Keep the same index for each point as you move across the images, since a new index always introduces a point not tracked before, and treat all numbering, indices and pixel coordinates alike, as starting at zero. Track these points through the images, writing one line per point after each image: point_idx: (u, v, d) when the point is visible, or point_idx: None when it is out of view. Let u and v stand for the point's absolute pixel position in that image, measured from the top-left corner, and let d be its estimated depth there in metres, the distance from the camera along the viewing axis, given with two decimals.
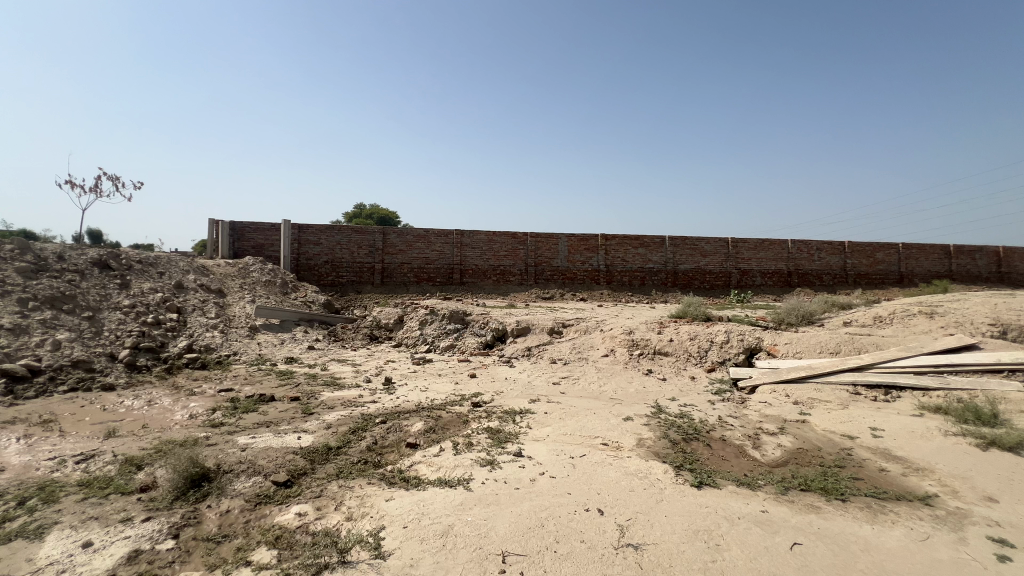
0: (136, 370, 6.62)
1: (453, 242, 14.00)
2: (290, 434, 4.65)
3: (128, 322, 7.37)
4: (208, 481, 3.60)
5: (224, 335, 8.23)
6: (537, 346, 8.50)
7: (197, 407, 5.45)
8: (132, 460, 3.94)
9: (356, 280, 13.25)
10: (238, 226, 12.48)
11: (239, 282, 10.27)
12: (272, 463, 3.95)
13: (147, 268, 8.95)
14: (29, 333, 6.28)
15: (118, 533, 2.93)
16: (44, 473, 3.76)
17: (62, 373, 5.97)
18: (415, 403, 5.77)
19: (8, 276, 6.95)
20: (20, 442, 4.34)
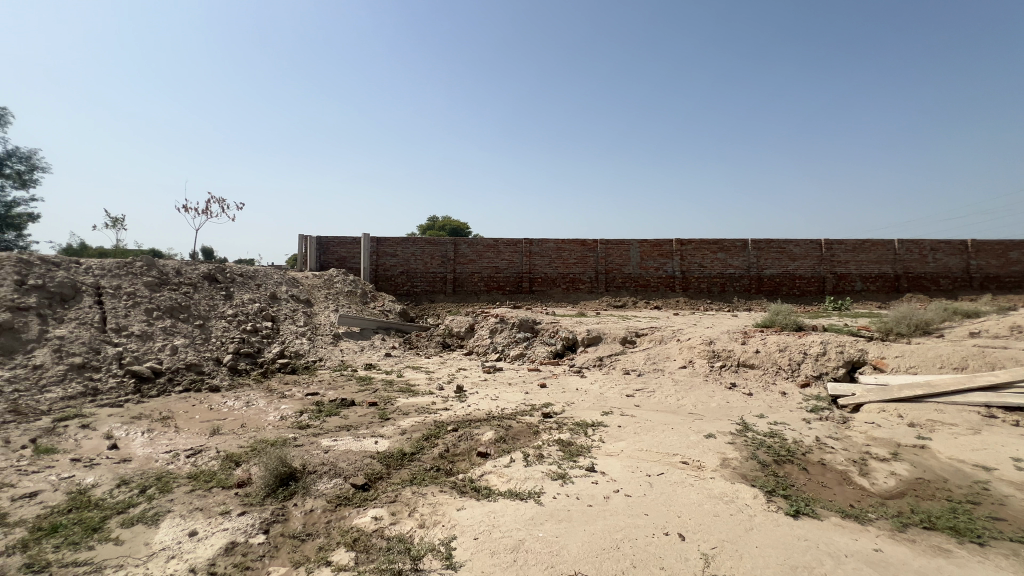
0: (237, 373, 7.30)
1: (522, 251, 14.06)
2: (368, 438, 4.84)
3: (231, 330, 8.17)
4: (295, 480, 3.83)
5: (311, 342, 8.86)
6: (609, 356, 8.24)
7: (287, 409, 5.87)
8: (231, 457, 4.31)
9: (430, 290, 13.73)
10: (324, 240, 13.45)
11: (324, 292, 11.02)
12: (352, 466, 4.13)
13: (247, 281, 9.88)
14: (154, 339, 7.17)
15: (217, 525, 3.18)
16: (160, 465, 4.21)
17: (178, 375, 6.72)
18: (485, 412, 5.79)
19: (138, 289, 7.97)
20: (143, 436, 4.91)
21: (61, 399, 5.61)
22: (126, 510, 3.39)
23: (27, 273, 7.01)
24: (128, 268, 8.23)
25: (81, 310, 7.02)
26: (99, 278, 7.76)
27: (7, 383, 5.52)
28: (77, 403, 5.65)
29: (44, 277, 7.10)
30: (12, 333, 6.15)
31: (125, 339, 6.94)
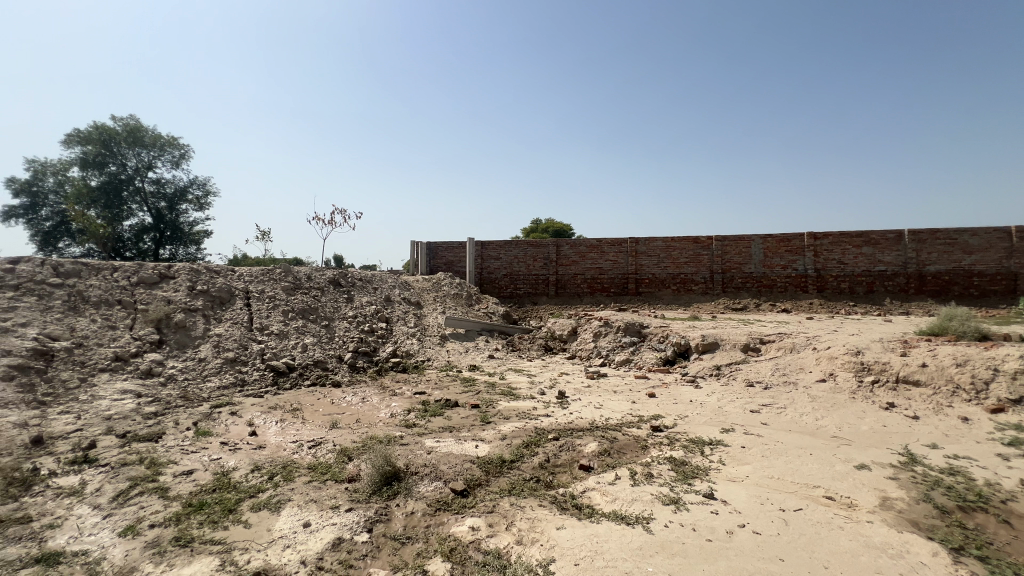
0: (356, 370, 7.90)
1: (628, 251, 13.39)
2: (469, 442, 4.83)
3: (351, 330, 8.88)
4: (398, 480, 3.91)
5: (421, 342, 9.30)
6: (728, 365, 7.39)
7: (396, 407, 6.14)
8: (345, 451, 4.57)
9: (532, 292, 13.70)
10: (433, 246, 14.14)
11: (433, 294, 11.54)
12: (452, 470, 4.11)
13: (366, 284, 10.68)
14: (289, 338, 8.04)
15: (327, 519, 3.33)
16: (287, 454, 4.61)
17: (307, 370, 7.45)
18: (588, 421, 5.48)
19: (277, 292, 9.00)
20: (276, 425, 5.46)
21: (218, 387, 6.51)
22: (256, 494, 3.73)
23: (195, 279, 8.29)
24: (271, 274, 9.33)
25: (234, 311, 8.11)
26: (248, 282, 8.91)
27: (180, 373, 6.56)
28: (229, 392, 6.51)
29: (208, 283, 8.33)
30: (184, 331, 7.30)
31: (267, 337, 7.88)
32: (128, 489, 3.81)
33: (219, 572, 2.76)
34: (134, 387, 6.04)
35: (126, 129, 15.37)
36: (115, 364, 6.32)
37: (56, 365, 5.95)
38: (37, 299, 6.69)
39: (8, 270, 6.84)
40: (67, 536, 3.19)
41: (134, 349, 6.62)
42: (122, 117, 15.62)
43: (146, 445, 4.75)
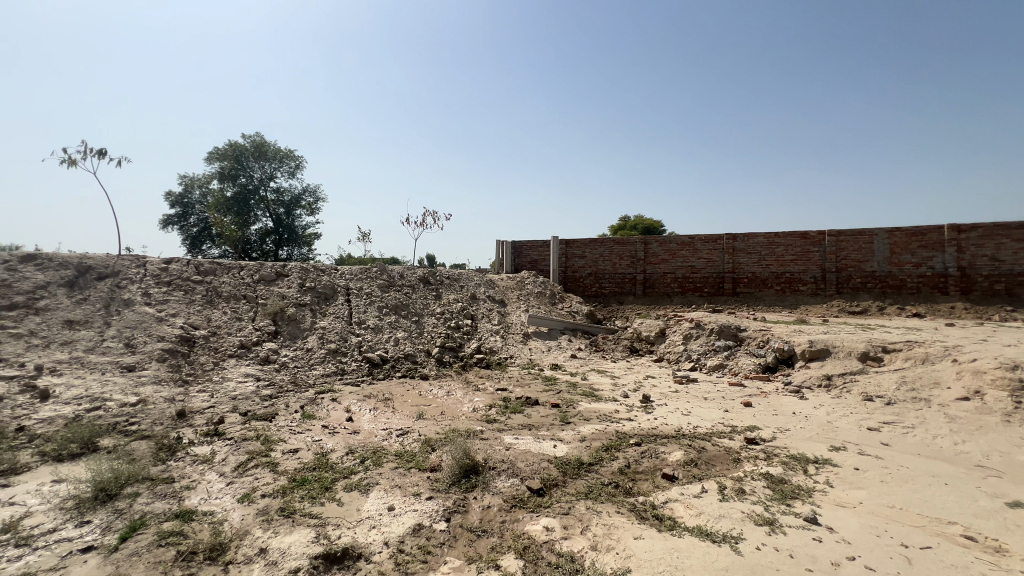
0: (442, 364, 8.27)
1: (724, 248, 12.47)
2: (547, 441, 4.80)
3: (439, 326, 9.29)
4: (477, 473, 4.01)
5: (504, 340, 9.46)
6: (841, 375, 6.57)
7: (479, 402, 6.31)
8: (429, 441, 4.79)
9: (618, 291, 13.27)
10: (518, 245, 14.30)
11: (517, 293, 11.67)
12: (530, 468, 4.12)
13: (453, 282, 11.10)
14: (383, 331, 8.64)
15: (409, 505, 3.51)
16: (377, 440, 4.94)
17: (398, 363, 7.94)
18: (674, 428, 5.18)
19: (374, 289, 9.69)
20: (369, 413, 5.87)
21: (322, 375, 7.19)
22: (348, 476, 4.04)
23: (305, 277, 9.20)
24: (368, 273, 10.06)
25: (336, 306, 8.88)
26: (349, 280, 9.69)
27: (291, 361, 7.34)
28: (331, 379, 7.16)
29: (315, 281, 9.21)
30: (295, 324, 8.15)
31: (364, 331, 8.53)
32: (247, 461, 4.34)
33: (314, 544, 3.02)
34: (255, 371, 6.87)
35: (254, 145, 17.56)
36: (240, 351, 7.24)
37: (196, 350, 6.96)
38: (183, 293, 7.87)
39: (163, 268, 8.13)
40: (198, 497, 3.71)
41: (255, 338, 7.53)
42: (251, 135, 17.85)
43: (263, 423, 5.37)
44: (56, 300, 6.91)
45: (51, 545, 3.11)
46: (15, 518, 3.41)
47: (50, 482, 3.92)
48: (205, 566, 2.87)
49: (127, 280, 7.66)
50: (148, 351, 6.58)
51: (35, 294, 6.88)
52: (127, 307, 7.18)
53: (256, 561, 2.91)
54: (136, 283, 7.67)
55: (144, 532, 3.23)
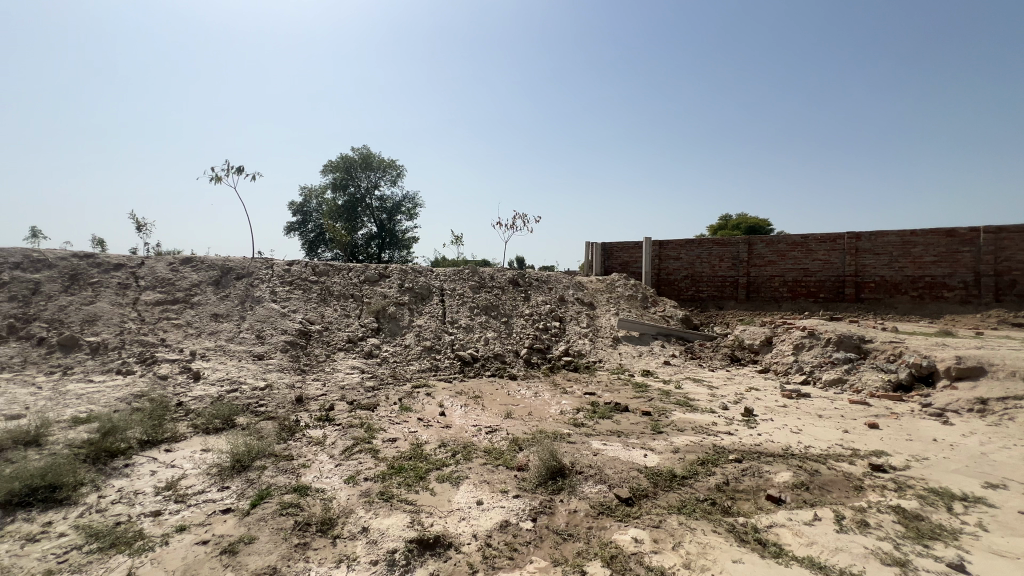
0: (530, 365, 8.36)
1: (845, 248, 11.08)
2: (637, 449, 4.63)
3: (527, 327, 9.41)
4: (563, 476, 3.98)
5: (593, 343, 9.32)
6: (1000, 399, 5.52)
7: (566, 405, 6.27)
8: (516, 441, 4.86)
9: (717, 295, 12.31)
10: (608, 246, 13.88)
11: (607, 295, 11.40)
12: (618, 476, 4.00)
13: (542, 284, 11.14)
14: (474, 331, 8.95)
15: (497, 501, 3.59)
16: (468, 435, 5.12)
17: (488, 362, 8.19)
18: (781, 446, 4.72)
19: (466, 289, 10.07)
20: (461, 409, 6.11)
21: (418, 370, 7.64)
22: (440, 467, 4.24)
23: (404, 278, 9.84)
24: (461, 274, 10.47)
25: (431, 306, 9.38)
26: (443, 281, 10.17)
27: (391, 356, 7.90)
28: (426, 375, 7.59)
29: (413, 281, 9.81)
30: (395, 321, 8.75)
31: (456, 330, 8.91)
32: (352, 446, 4.75)
33: (409, 528, 3.21)
34: (360, 364, 7.50)
35: (361, 157, 19.18)
36: (348, 345, 7.94)
37: (311, 343, 7.77)
38: (302, 292, 8.82)
39: (286, 269, 9.19)
40: (312, 475, 4.14)
41: (360, 334, 8.21)
42: (359, 147, 19.51)
43: (366, 412, 5.85)
44: (206, 296, 8.13)
45: (200, 504, 3.66)
46: (174, 478, 4.07)
47: (199, 450, 4.63)
48: (316, 537, 3.19)
49: (258, 279, 8.77)
50: (274, 342, 7.49)
51: (191, 291, 8.17)
52: (258, 303, 8.24)
53: (358, 538, 3.17)
54: (265, 282, 8.75)
55: (269, 501, 3.67)
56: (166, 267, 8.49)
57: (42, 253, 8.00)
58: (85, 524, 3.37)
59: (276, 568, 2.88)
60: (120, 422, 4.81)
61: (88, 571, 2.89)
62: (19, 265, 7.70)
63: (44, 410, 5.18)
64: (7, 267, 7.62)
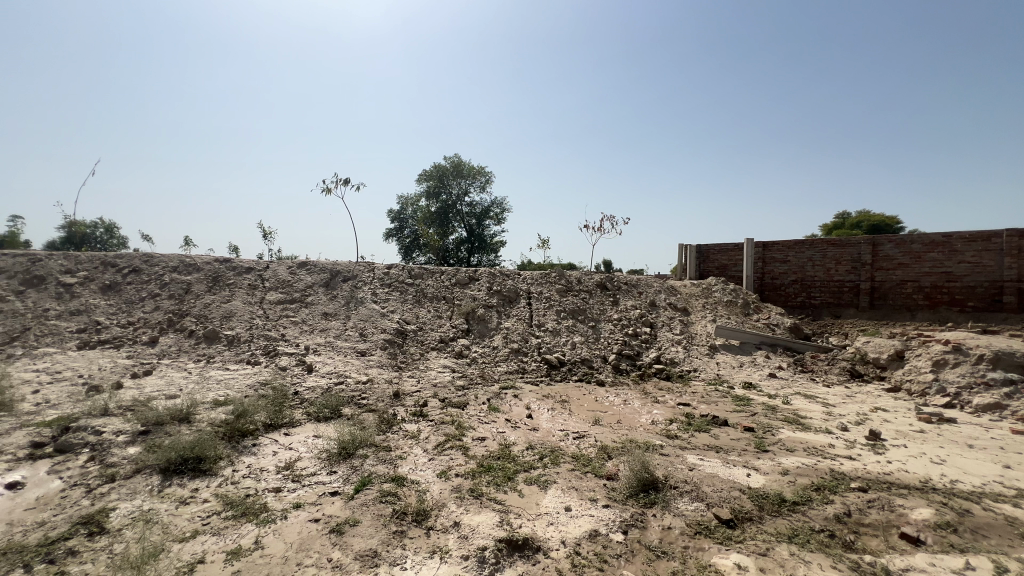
0: (619, 372, 8.13)
1: (1002, 249, 9.35)
2: (739, 467, 4.28)
3: (616, 332, 9.15)
4: (656, 490, 3.79)
5: (687, 351, 8.82)
6: None
7: (658, 415, 5.98)
8: (605, 449, 4.73)
9: (834, 302, 10.98)
10: (704, 248, 12.89)
11: (702, 300, 10.72)
12: (717, 495, 3.72)
13: (632, 288, 10.77)
14: (561, 335, 8.90)
15: (585, 509, 3.51)
16: (555, 440, 5.09)
17: (575, 366, 8.11)
18: (918, 478, 4.08)
19: (553, 292, 10.03)
20: (548, 413, 6.10)
21: (506, 371, 7.78)
22: (528, 469, 4.26)
23: (493, 281, 10.07)
24: (547, 277, 10.45)
25: (519, 308, 9.50)
26: (531, 284, 10.23)
27: (480, 357, 8.13)
28: (513, 376, 7.70)
29: (501, 285, 10.00)
30: (483, 323, 9.00)
31: (543, 333, 8.93)
32: (444, 442, 4.95)
33: (498, 528, 3.26)
34: (451, 364, 7.81)
35: (453, 165, 20.08)
36: (440, 344, 8.31)
37: (407, 341, 8.26)
38: (399, 293, 9.41)
39: (386, 272, 9.87)
40: (408, 467, 4.37)
41: (451, 334, 8.56)
42: (451, 156, 20.41)
43: (457, 410, 6.07)
44: (318, 296, 9.00)
45: (312, 485, 4.04)
46: (292, 459, 4.53)
47: (311, 436, 5.11)
48: (412, 527, 3.35)
49: (361, 282, 9.51)
50: (374, 340, 8.07)
51: (306, 291, 9.09)
52: (361, 303, 8.94)
53: (450, 531, 3.28)
54: (368, 284, 9.47)
55: (370, 488, 3.94)
56: (286, 270, 9.54)
57: (192, 259, 9.41)
58: (222, 493, 3.88)
59: (376, 552, 3.07)
60: (249, 406, 5.47)
61: (225, 534, 3.32)
62: (176, 269, 9.13)
63: (192, 392, 6.06)
64: (168, 271, 9.07)
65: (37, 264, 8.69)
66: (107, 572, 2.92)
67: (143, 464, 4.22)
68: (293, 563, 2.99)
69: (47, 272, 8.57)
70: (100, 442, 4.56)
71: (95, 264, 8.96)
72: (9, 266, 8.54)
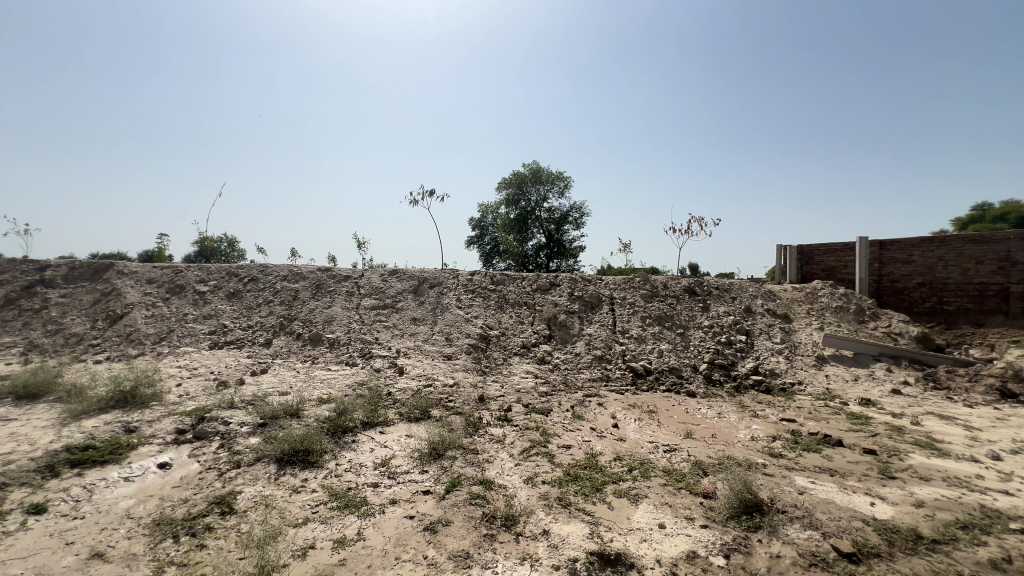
0: (711, 382, 7.65)
1: None
2: (859, 494, 3.80)
3: (707, 340, 8.63)
4: (761, 513, 3.48)
5: (790, 361, 8.07)
6: None
7: (758, 431, 5.52)
8: (700, 464, 4.46)
9: (974, 309, 9.46)
10: (807, 249, 11.70)
11: (807, 306, 9.76)
12: (835, 524, 3.33)
13: (724, 293, 10.08)
14: (647, 342, 8.57)
15: (681, 527, 3.32)
16: (644, 452, 4.89)
17: (662, 376, 7.77)
18: None
19: (637, 298, 9.68)
20: (635, 423, 5.88)
21: (589, 379, 7.64)
22: (618, 481, 4.12)
23: (574, 286, 9.96)
24: (631, 282, 10.09)
25: (601, 314, 9.31)
26: (613, 289, 9.97)
27: (562, 363, 8.08)
28: (597, 384, 7.54)
29: (582, 290, 9.87)
30: (565, 329, 8.94)
31: (628, 340, 8.66)
32: (529, 448, 4.96)
33: (589, 540, 3.18)
34: (533, 369, 7.85)
35: (532, 172, 20.27)
36: (522, 350, 8.38)
37: (491, 347, 8.42)
38: (482, 299, 9.64)
39: (469, 279, 10.16)
40: (495, 471, 4.44)
41: (533, 340, 8.60)
42: (530, 163, 20.60)
43: (541, 416, 6.06)
44: (407, 302, 9.51)
45: (406, 482, 4.25)
46: (388, 457, 4.80)
47: (404, 435, 5.38)
48: (502, 531, 3.38)
49: (447, 288, 9.88)
50: (460, 344, 8.35)
51: (396, 297, 9.65)
52: (447, 309, 9.29)
53: (540, 539, 3.26)
54: (452, 291, 9.81)
55: (460, 489, 4.05)
56: (379, 278, 10.20)
57: (299, 268, 10.39)
58: (328, 484, 4.21)
59: (469, 553, 3.14)
60: (349, 405, 5.90)
61: (331, 523, 3.59)
62: (286, 277, 10.15)
63: (300, 390, 6.66)
64: (280, 279, 10.11)
65: (179, 274, 10.11)
66: (236, 548, 3.28)
67: (262, 454, 4.71)
68: (391, 557, 3.15)
69: (186, 281, 9.93)
70: (228, 432, 5.17)
71: (223, 274, 10.22)
72: (159, 277, 10.03)
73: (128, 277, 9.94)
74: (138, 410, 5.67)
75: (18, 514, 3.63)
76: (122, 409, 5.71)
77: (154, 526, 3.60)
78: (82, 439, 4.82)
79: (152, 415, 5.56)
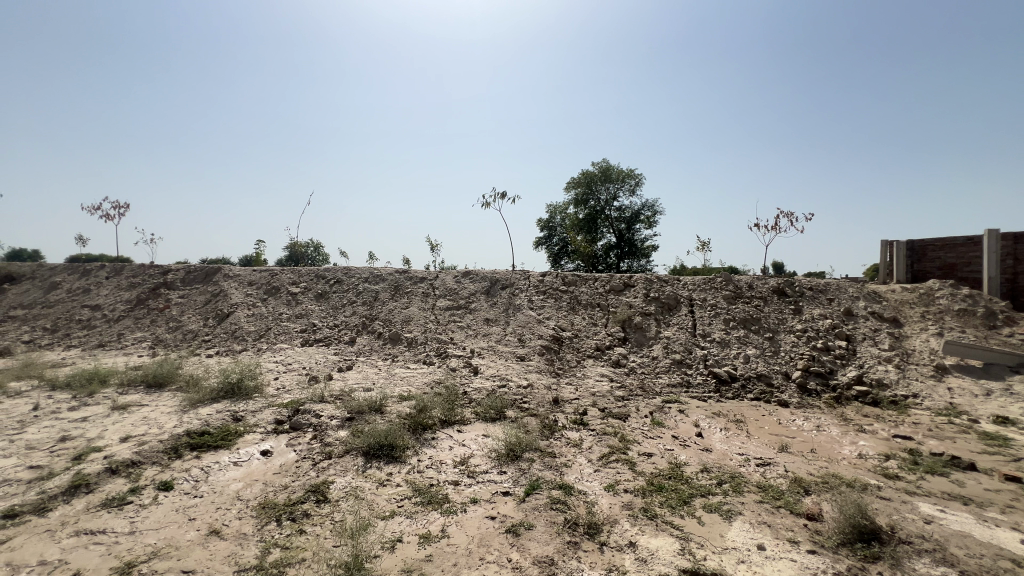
0: (806, 391, 7.02)
1: None
2: (1002, 529, 3.28)
3: (800, 345, 7.92)
4: (879, 542, 3.10)
5: (901, 370, 7.19)
6: None
7: (867, 447, 4.95)
8: (800, 481, 4.08)
9: None
10: (918, 244, 10.37)
11: (921, 309, 8.65)
12: (974, 562, 2.89)
13: (819, 293, 9.20)
14: (731, 346, 8.04)
15: (784, 550, 3.04)
16: (734, 464, 4.55)
17: (750, 383, 7.25)
18: None
19: (718, 300, 9.09)
20: (721, 432, 5.52)
21: (667, 384, 7.31)
22: (707, 495, 3.87)
23: (649, 287, 9.57)
24: (711, 283, 9.51)
25: (679, 317, 8.87)
26: (692, 289, 9.46)
27: (638, 367, 7.79)
28: (677, 390, 7.19)
29: (659, 291, 9.46)
30: (641, 332, 8.62)
31: (709, 343, 8.18)
32: (609, 455, 4.80)
33: (681, 556, 3.01)
34: (608, 373, 7.65)
35: (601, 170, 19.83)
36: (596, 352, 8.20)
37: (563, 348, 8.33)
38: (554, 300, 9.56)
39: (541, 280, 10.10)
40: (574, 475, 4.35)
41: (607, 342, 8.39)
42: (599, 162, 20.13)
43: (618, 422, 5.87)
44: (480, 303, 9.66)
45: (485, 482, 4.28)
46: (466, 455, 4.88)
47: (480, 434, 5.45)
48: (585, 539, 3.30)
49: (518, 289, 9.91)
50: (532, 346, 8.33)
51: (469, 298, 9.85)
52: (519, 310, 9.32)
53: (627, 551, 3.14)
54: (523, 292, 9.81)
55: (539, 492, 4.02)
56: (453, 279, 10.46)
57: (378, 271, 10.92)
58: (411, 479, 4.35)
59: (553, 560, 3.09)
60: (427, 402, 6.07)
61: (416, 518, 3.70)
62: (367, 279, 10.72)
63: (382, 387, 6.98)
64: (361, 281, 10.69)
65: (274, 277, 11.03)
66: (332, 536, 3.47)
67: (350, 447, 4.97)
68: (476, 557, 3.17)
69: (280, 284, 10.80)
70: (320, 425, 5.53)
71: (311, 277, 11.00)
72: (257, 280, 11.00)
73: (232, 280, 11.01)
74: (243, 401, 6.23)
75: (151, 489, 4.12)
76: (230, 399, 6.31)
77: (260, 508, 3.91)
78: (200, 425, 5.38)
79: (255, 406, 6.08)
